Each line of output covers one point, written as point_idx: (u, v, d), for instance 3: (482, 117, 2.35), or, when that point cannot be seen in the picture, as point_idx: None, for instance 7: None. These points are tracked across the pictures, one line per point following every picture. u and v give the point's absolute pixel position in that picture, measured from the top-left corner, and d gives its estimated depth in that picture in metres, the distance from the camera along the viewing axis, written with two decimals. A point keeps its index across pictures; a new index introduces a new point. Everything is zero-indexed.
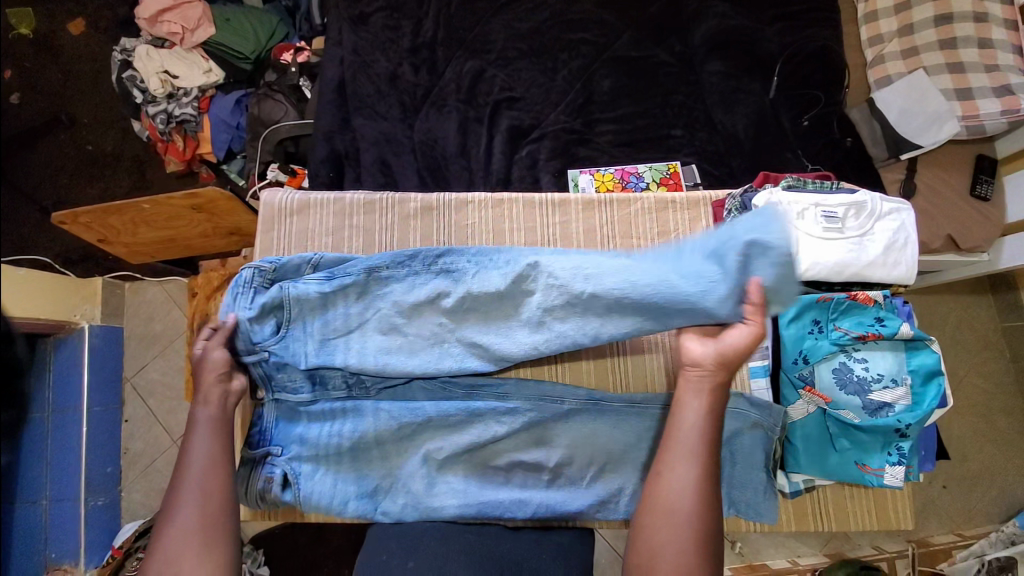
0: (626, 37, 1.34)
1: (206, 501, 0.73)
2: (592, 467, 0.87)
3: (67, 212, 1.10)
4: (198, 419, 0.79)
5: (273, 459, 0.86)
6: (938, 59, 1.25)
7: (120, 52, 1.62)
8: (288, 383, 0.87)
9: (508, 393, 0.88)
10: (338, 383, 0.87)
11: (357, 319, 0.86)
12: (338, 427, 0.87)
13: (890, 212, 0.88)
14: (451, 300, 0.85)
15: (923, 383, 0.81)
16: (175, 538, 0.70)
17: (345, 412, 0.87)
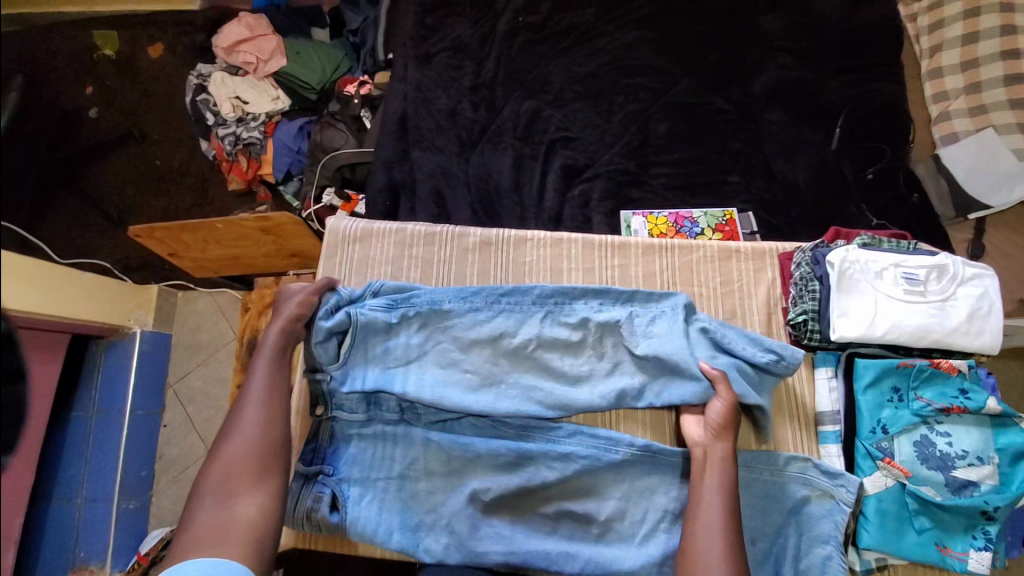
0: (684, 84, 1.35)
1: (267, 426, 0.75)
2: (645, 523, 0.84)
3: (143, 226, 1.16)
4: (264, 345, 0.82)
5: (324, 479, 0.86)
6: (1009, 118, 1.22)
7: (196, 77, 1.73)
8: (344, 402, 0.87)
9: (561, 438, 0.86)
10: (391, 407, 0.87)
11: (417, 348, 0.87)
12: (388, 454, 0.87)
13: (973, 278, 0.85)
14: (509, 338, 0.87)
15: (1011, 463, 0.77)
16: (234, 453, 0.73)
17: (395, 437, 0.87)
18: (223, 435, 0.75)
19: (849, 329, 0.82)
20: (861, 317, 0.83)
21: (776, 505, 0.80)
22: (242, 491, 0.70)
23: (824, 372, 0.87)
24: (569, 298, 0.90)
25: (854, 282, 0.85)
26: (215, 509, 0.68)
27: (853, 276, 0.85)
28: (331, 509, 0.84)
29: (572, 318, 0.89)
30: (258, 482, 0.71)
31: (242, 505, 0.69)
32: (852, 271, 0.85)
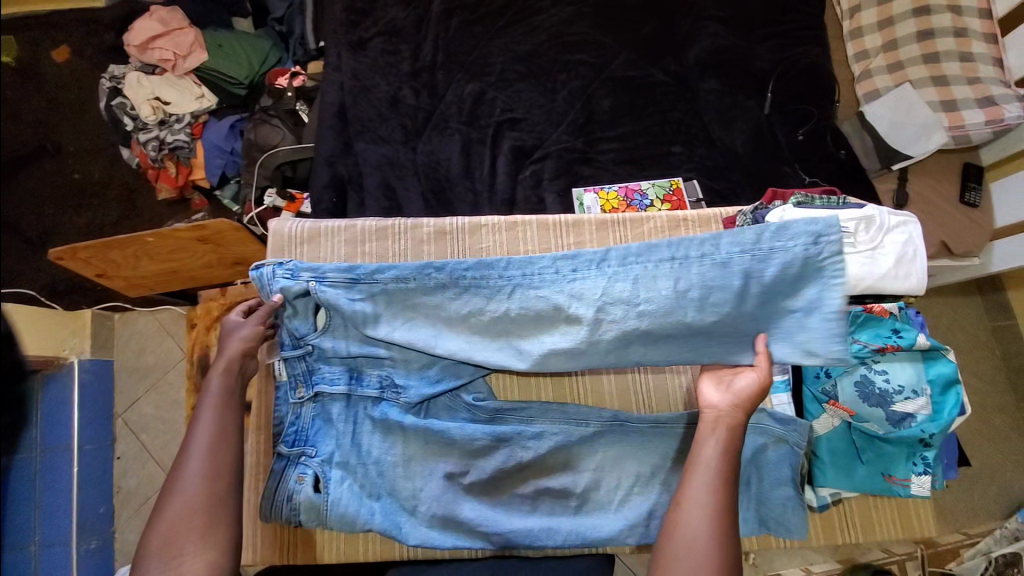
0: (623, 58, 1.36)
1: (211, 478, 0.75)
2: (619, 490, 0.87)
3: (65, 247, 1.07)
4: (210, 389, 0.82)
5: (305, 460, 0.86)
6: (922, 73, 1.31)
7: (108, 79, 1.60)
8: (328, 377, 0.88)
9: (533, 417, 0.88)
10: (373, 382, 0.89)
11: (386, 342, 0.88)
12: (369, 432, 0.88)
13: (899, 226, 0.90)
14: (478, 316, 0.85)
15: (942, 392, 0.83)
16: (181, 506, 0.72)
17: (374, 415, 0.88)
18: (165, 491, 0.73)
19: None
20: None
21: None
22: (189, 549, 0.70)
23: None
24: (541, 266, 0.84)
25: None
26: (161, 569, 0.68)
27: None
28: (314, 489, 0.84)
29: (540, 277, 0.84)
30: (202, 543, 0.71)
31: (187, 568, 0.69)
32: None
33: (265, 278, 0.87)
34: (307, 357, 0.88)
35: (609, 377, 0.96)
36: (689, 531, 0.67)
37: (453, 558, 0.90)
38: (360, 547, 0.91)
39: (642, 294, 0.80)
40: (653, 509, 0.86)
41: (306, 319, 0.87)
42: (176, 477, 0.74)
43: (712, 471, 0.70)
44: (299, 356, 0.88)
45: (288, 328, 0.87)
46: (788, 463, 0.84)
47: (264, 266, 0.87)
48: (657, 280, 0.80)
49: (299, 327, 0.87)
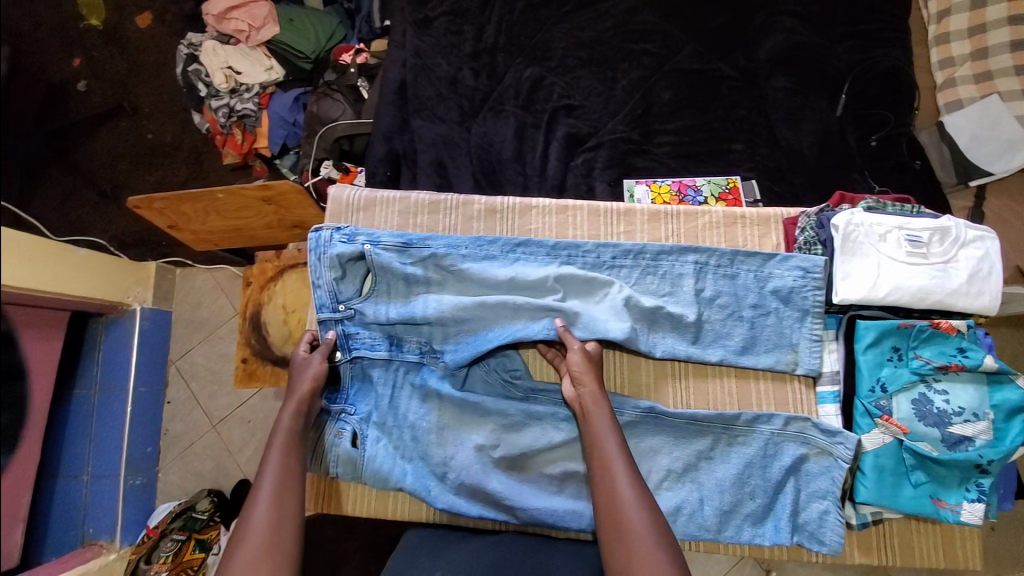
0: (689, 50, 1.33)
1: (278, 521, 0.75)
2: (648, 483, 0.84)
3: (142, 198, 1.13)
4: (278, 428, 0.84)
5: (345, 418, 0.89)
6: (1014, 85, 1.22)
7: (186, 46, 1.68)
8: (368, 341, 0.91)
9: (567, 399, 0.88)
10: (413, 347, 0.91)
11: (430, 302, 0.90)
12: (405, 396, 0.90)
13: (975, 241, 0.85)
14: (520, 280, 0.90)
15: (1005, 419, 0.78)
16: (247, 547, 0.72)
17: (413, 383, 0.90)
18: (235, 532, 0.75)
19: (851, 292, 0.83)
20: (863, 280, 0.83)
21: (775, 464, 0.83)
22: None
23: (828, 337, 0.87)
24: (580, 253, 0.92)
25: (858, 244, 0.84)
26: None
27: (858, 238, 0.85)
28: (351, 445, 0.87)
29: (580, 260, 0.92)
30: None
31: None
32: (857, 233, 0.85)
33: (320, 241, 0.90)
34: (348, 322, 0.91)
35: (648, 364, 0.90)
36: (613, 509, 0.71)
37: (476, 528, 0.92)
38: (389, 507, 0.93)
39: (668, 288, 0.89)
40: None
41: (353, 283, 0.91)
42: (244, 515, 0.75)
43: (612, 453, 0.76)
44: (343, 322, 0.91)
45: (334, 291, 0.90)
46: (831, 477, 0.82)
47: (321, 231, 0.91)
48: (683, 280, 0.90)
49: (345, 290, 0.90)
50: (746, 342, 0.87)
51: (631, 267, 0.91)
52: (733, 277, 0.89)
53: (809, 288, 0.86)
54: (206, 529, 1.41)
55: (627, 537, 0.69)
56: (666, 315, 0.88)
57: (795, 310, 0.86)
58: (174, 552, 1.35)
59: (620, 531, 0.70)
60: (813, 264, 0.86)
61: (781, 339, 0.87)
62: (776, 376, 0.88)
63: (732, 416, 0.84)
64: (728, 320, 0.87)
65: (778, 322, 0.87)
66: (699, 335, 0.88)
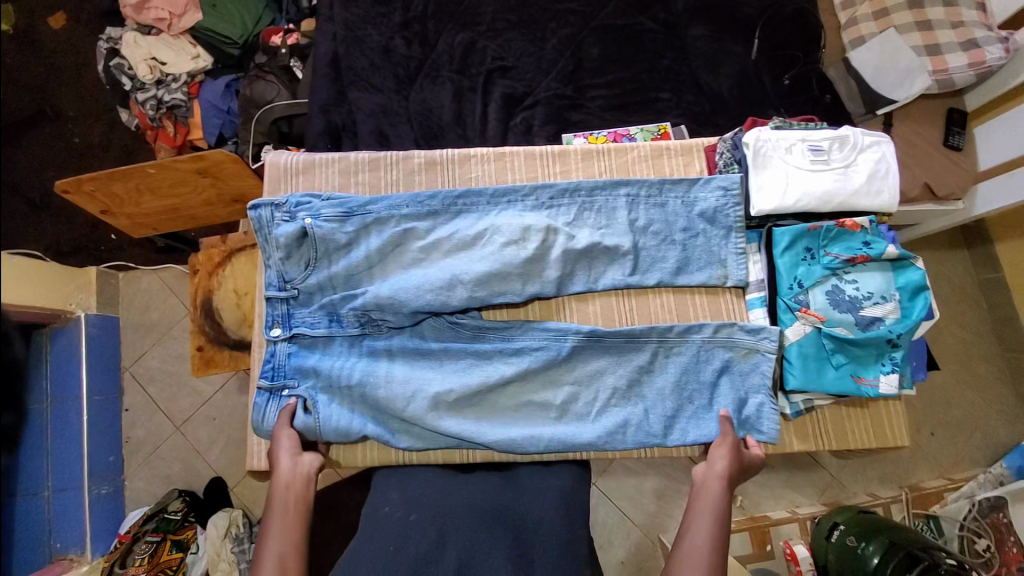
0: (612, 7, 1.38)
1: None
2: (597, 401, 0.91)
3: (71, 180, 1.09)
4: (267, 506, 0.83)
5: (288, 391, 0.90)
6: (907, 18, 1.32)
7: (105, 40, 1.61)
8: (307, 320, 0.92)
9: (515, 334, 0.92)
10: (351, 321, 0.92)
11: (378, 270, 0.92)
12: (349, 360, 0.91)
13: (872, 146, 0.94)
14: (460, 233, 0.92)
15: (910, 298, 0.88)
16: None
17: (360, 348, 0.92)
18: None
19: (765, 202, 0.90)
20: (774, 189, 0.90)
21: (707, 367, 0.90)
22: None
23: (750, 249, 0.95)
24: (518, 196, 0.95)
25: (767, 158, 0.92)
26: None
27: (767, 153, 0.92)
28: (303, 413, 0.89)
29: (519, 207, 0.94)
30: None
31: None
32: (765, 148, 0.92)
33: (261, 220, 0.91)
34: (293, 301, 0.92)
35: (595, 301, 0.95)
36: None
37: (446, 462, 0.94)
38: (359, 455, 0.95)
39: (605, 222, 0.94)
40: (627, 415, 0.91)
41: (295, 259, 0.91)
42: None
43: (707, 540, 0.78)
44: (291, 299, 0.92)
45: (279, 271, 0.91)
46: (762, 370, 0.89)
47: (259, 208, 0.91)
48: (617, 212, 0.94)
49: (289, 270, 0.91)
50: (680, 265, 0.93)
51: (569, 207, 0.95)
52: (661, 203, 0.94)
53: (730, 204, 0.92)
54: (182, 529, 1.37)
55: None
56: (600, 250, 0.92)
57: (723, 228, 0.93)
58: (149, 553, 1.31)
59: None
60: (729, 184, 0.93)
61: (711, 256, 0.93)
62: (707, 290, 0.95)
63: (666, 328, 0.90)
64: (662, 244, 0.93)
65: (707, 241, 0.93)
66: (638, 265, 0.93)
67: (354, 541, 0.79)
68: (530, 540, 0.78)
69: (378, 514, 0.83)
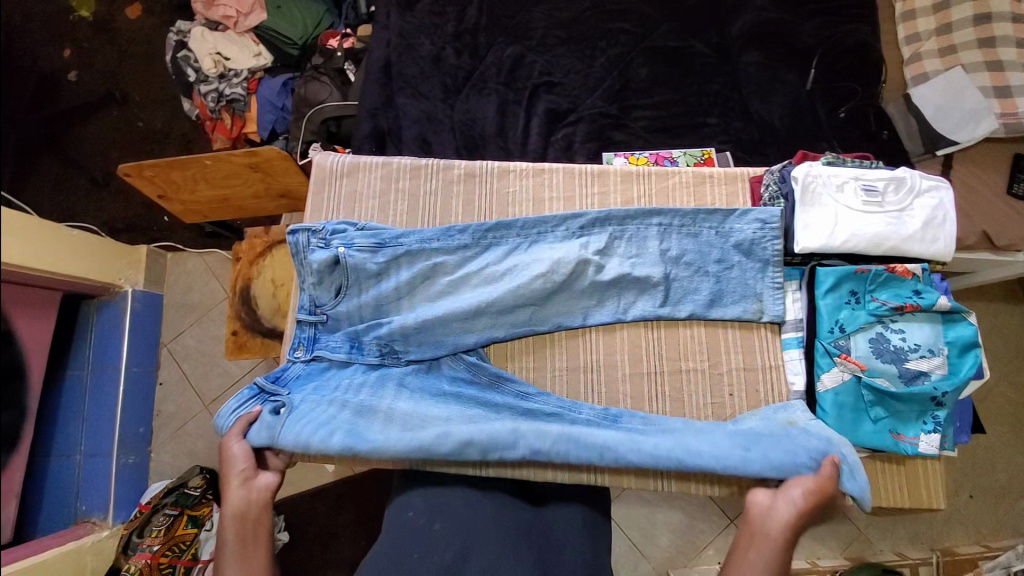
0: (664, 29, 1.37)
1: None
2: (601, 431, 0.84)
3: (132, 165, 1.16)
4: (223, 543, 0.77)
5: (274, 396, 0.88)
6: (976, 57, 1.27)
7: (175, 34, 1.70)
8: (329, 346, 0.93)
9: (530, 395, 0.91)
10: (372, 349, 0.93)
11: (401, 299, 0.93)
12: (356, 377, 0.91)
13: (930, 190, 0.90)
14: (486, 271, 0.93)
15: (960, 354, 0.85)
16: None
17: (371, 374, 0.92)
18: None
19: (811, 240, 0.88)
20: (821, 228, 0.88)
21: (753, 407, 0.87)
22: None
23: (790, 286, 0.92)
24: (548, 228, 0.95)
25: (816, 196, 0.90)
26: None
27: (816, 190, 0.90)
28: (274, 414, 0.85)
29: (545, 252, 0.93)
30: None
31: None
32: (814, 185, 0.90)
33: (298, 245, 0.93)
34: (321, 326, 0.94)
35: (624, 332, 0.94)
36: None
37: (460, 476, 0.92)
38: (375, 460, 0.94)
39: (635, 251, 0.93)
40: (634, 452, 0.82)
41: (327, 288, 0.93)
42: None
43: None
44: (318, 325, 0.94)
45: (310, 297, 0.93)
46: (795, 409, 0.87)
47: (298, 233, 0.93)
48: (648, 242, 0.93)
49: (319, 297, 0.93)
50: (712, 295, 0.92)
51: (602, 237, 0.94)
52: (696, 233, 0.92)
53: (772, 238, 0.90)
54: (199, 506, 1.40)
55: None
56: (627, 290, 0.92)
57: (760, 262, 0.91)
58: (166, 526, 1.34)
59: None
60: (769, 216, 0.91)
61: (745, 290, 0.91)
62: (743, 325, 0.93)
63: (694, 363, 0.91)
64: (695, 275, 0.92)
65: (743, 275, 0.91)
66: (668, 295, 0.92)
67: (376, 545, 0.79)
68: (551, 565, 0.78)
69: (398, 519, 0.83)
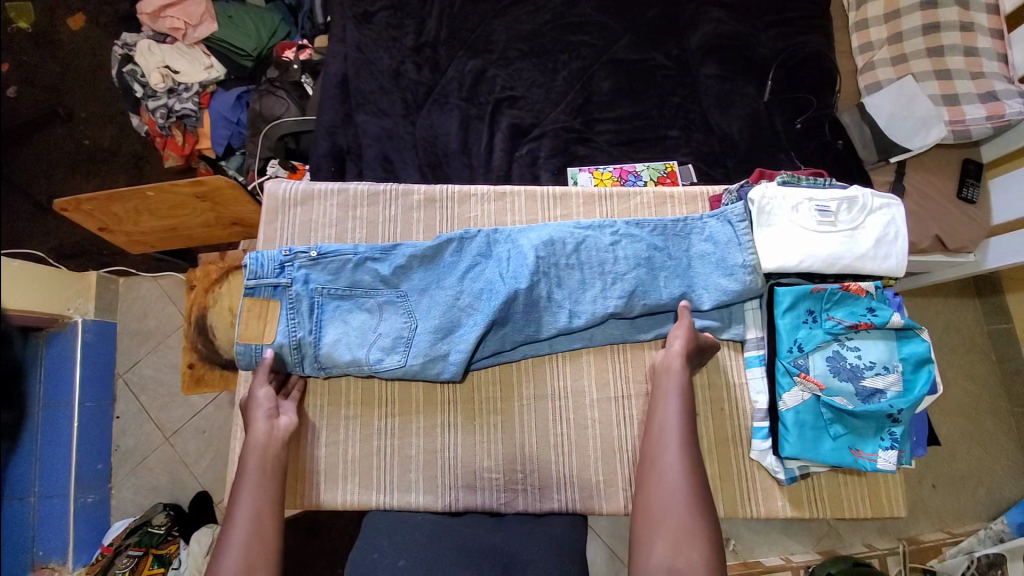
0: (625, 41, 1.37)
1: (260, 518, 0.83)
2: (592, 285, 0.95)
3: (69, 199, 1.10)
4: (250, 458, 0.88)
5: (289, 270, 0.94)
6: (925, 66, 1.30)
7: (121, 47, 1.61)
8: (296, 345, 0.93)
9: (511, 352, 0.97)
10: (345, 343, 0.93)
11: (370, 309, 0.95)
12: (342, 325, 0.94)
13: (881, 208, 0.96)
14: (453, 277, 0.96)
15: (914, 369, 0.88)
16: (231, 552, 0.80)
17: (348, 344, 0.93)
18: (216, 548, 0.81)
19: (768, 261, 0.93)
20: (778, 248, 0.93)
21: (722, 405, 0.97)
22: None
23: (750, 303, 0.98)
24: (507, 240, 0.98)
25: (771, 216, 0.95)
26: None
27: (772, 211, 0.95)
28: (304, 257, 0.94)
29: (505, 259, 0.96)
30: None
31: None
32: (770, 206, 0.95)
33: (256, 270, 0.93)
34: (289, 354, 0.93)
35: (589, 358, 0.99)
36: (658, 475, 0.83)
37: (426, 509, 0.94)
38: (342, 496, 0.95)
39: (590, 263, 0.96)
40: (578, 273, 0.95)
41: (293, 316, 0.93)
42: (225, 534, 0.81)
43: (672, 426, 0.86)
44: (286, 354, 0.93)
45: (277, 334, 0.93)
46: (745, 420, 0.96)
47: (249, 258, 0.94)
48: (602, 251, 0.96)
49: (285, 328, 0.93)
50: (671, 289, 0.95)
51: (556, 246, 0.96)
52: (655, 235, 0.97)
53: (729, 244, 0.95)
54: (165, 544, 1.34)
55: (653, 501, 0.81)
56: (588, 300, 0.94)
57: (717, 264, 0.95)
58: (130, 568, 1.29)
59: (650, 503, 0.81)
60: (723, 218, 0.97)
61: (701, 289, 0.95)
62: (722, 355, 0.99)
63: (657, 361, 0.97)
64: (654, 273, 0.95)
65: (702, 276, 0.95)
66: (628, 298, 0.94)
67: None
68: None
69: (367, 554, 0.83)
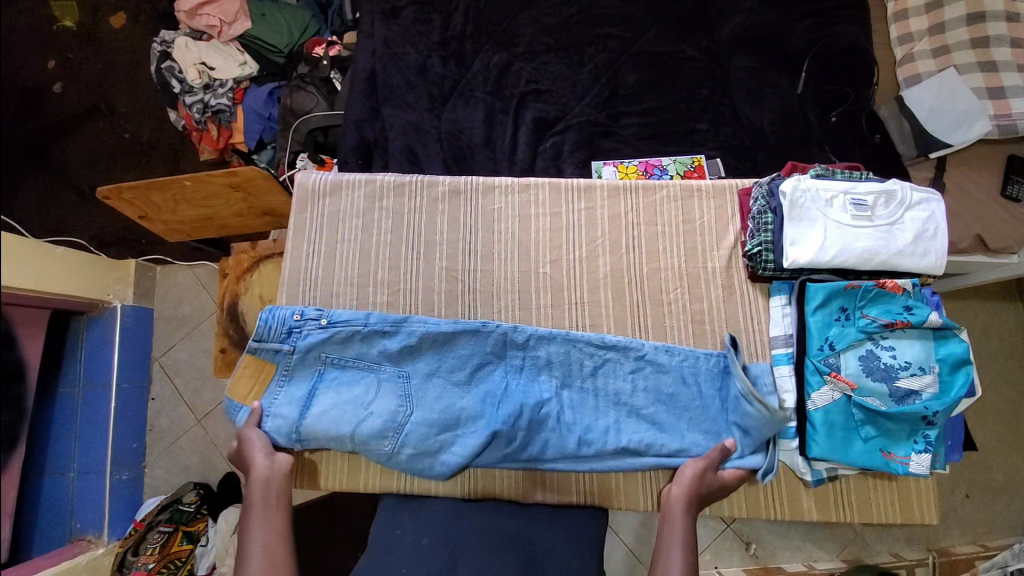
0: (653, 33, 1.35)
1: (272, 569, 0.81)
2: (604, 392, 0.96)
3: (112, 188, 1.15)
4: (252, 501, 0.87)
5: (294, 336, 0.94)
6: (969, 58, 1.25)
7: (159, 44, 1.66)
8: (281, 418, 0.93)
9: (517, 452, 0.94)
10: (330, 419, 0.92)
11: (365, 386, 0.94)
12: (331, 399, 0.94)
13: (921, 203, 0.93)
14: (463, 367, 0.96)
15: (951, 371, 0.86)
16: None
17: (333, 419, 0.92)
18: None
19: (802, 255, 0.90)
20: (812, 244, 0.91)
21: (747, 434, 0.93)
22: None
23: (779, 300, 0.97)
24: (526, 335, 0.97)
25: (806, 210, 0.92)
26: None
27: (806, 205, 0.93)
28: (311, 323, 0.94)
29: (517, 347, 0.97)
30: None
31: None
32: (805, 200, 0.93)
33: (268, 326, 0.94)
34: (277, 429, 0.93)
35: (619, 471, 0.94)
36: None
37: (444, 493, 0.95)
38: (361, 481, 0.97)
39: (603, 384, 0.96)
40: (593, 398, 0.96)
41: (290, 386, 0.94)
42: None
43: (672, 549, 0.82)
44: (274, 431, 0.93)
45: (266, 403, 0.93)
46: None
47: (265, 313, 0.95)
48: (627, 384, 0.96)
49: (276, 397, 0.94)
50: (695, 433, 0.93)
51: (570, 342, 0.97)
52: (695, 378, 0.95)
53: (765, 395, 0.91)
54: (194, 521, 1.40)
55: None
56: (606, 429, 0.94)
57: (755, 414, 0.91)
58: (160, 543, 1.34)
59: None
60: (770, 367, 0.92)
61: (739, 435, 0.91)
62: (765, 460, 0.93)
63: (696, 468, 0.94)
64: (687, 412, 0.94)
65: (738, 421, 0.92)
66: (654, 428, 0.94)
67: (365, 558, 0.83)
68: (539, 566, 0.83)
69: (387, 529, 0.89)
